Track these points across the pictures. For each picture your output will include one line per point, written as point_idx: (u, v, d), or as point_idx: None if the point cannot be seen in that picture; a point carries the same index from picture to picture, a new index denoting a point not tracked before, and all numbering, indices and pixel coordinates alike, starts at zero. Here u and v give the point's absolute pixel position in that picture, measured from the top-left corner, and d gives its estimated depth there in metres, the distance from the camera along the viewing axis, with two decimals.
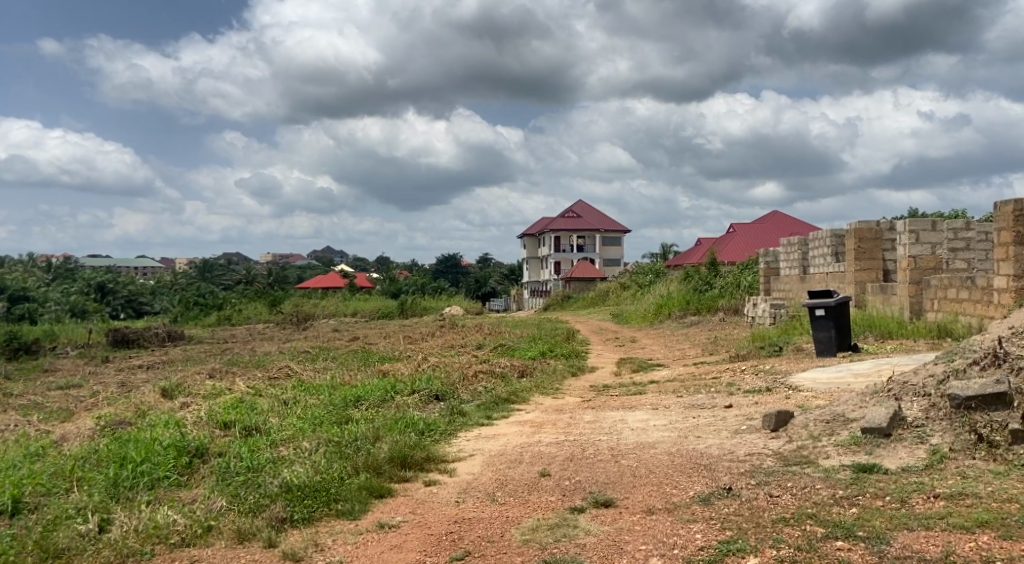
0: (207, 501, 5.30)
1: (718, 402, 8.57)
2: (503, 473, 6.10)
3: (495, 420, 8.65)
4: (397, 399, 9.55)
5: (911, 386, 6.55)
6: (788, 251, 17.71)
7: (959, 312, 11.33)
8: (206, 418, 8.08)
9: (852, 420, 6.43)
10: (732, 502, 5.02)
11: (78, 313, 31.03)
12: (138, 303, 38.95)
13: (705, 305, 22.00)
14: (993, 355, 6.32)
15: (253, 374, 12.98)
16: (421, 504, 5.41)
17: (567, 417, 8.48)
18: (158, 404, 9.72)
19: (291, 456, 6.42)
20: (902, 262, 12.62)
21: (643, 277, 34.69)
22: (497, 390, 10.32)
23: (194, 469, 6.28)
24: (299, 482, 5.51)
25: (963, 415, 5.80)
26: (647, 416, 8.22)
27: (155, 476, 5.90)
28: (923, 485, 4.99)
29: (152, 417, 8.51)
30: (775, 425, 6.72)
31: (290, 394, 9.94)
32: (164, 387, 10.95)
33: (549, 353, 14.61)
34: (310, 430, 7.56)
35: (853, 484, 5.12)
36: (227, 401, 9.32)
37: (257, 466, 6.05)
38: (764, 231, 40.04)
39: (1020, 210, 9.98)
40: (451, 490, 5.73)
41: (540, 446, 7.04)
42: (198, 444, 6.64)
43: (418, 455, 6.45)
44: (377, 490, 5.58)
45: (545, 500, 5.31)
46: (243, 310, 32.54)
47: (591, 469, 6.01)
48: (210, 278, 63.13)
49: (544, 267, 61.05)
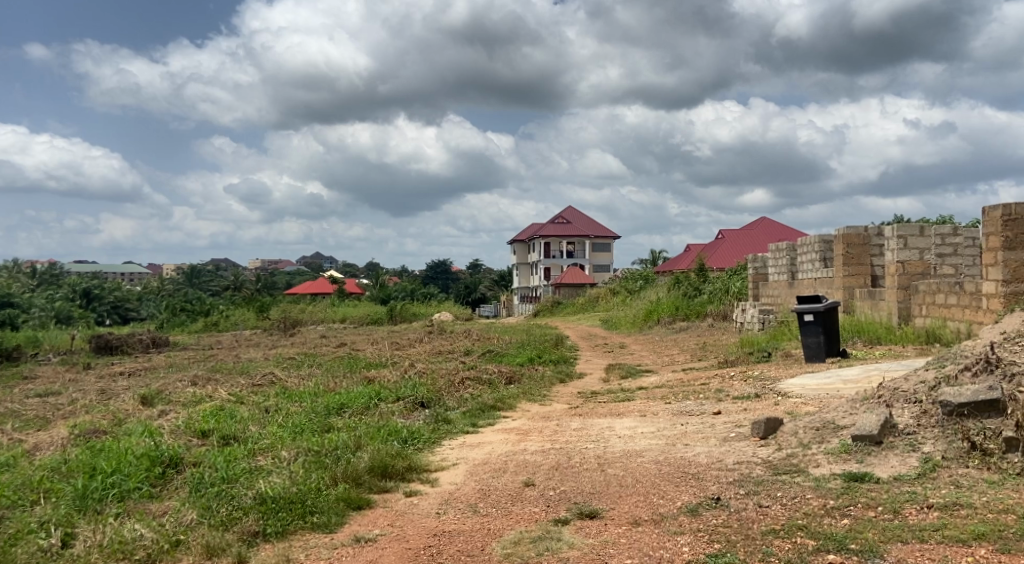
0: (177, 515, 5.12)
1: (707, 409, 8.44)
2: (486, 483, 5.94)
3: (480, 427, 8.49)
4: (381, 406, 9.39)
5: (902, 392, 6.43)
6: (776, 256, 17.60)
7: (947, 317, 11.24)
8: (183, 427, 7.89)
9: (842, 427, 6.30)
10: (721, 513, 4.87)
11: (63, 320, 30.82)
12: (124, 310, 38.69)
13: (694, 311, 21.89)
14: (985, 361, 6.19)
15: (236, 381, 12.78)
16: (400, 516, 5.25)
17: (553, 425, 8.32)
18: (136, 412, 9.53)
19: (269, 467, 6.25)
20: (891, 267, 12.51)
21: (634, 284, 34.62)
22: (483, 397, 10.16)
23: (167, 479, 6.11)
24: (274, 495, 5.34)
25: (955, 422, 5.67)
26: (634, 423, 8.09)
27: (125, 487, 5.73)
28: (916, 495, 4.86)
29: (127, 426, 8.30)
30: (764, 433, 6.59)
31: (272, 402, 9.77)
32: (144, 395, 10.73)
33: (537, 359, 14.48)
34: (289, 439, 7.39)
35: (844, 494, 4.99)
36: (206, 409, 9.12)
37: (231, 477, 5.88)
38: (752, 236, 40.05)
39: (1009, 215, 9.90)
40: (433, 500, 5.57)
41: (525, 454, 6.89)
42: (172, 453, 6.46)
43: (400, 465, 6.29)
44: (355, 501, 5.43)
45: (527, 512, 5.15)
46: (230, 316, 32.24)
47: (576, 478, 5.85)
48: (198, 284, 62.67)
49: (533, 273, 60.93)
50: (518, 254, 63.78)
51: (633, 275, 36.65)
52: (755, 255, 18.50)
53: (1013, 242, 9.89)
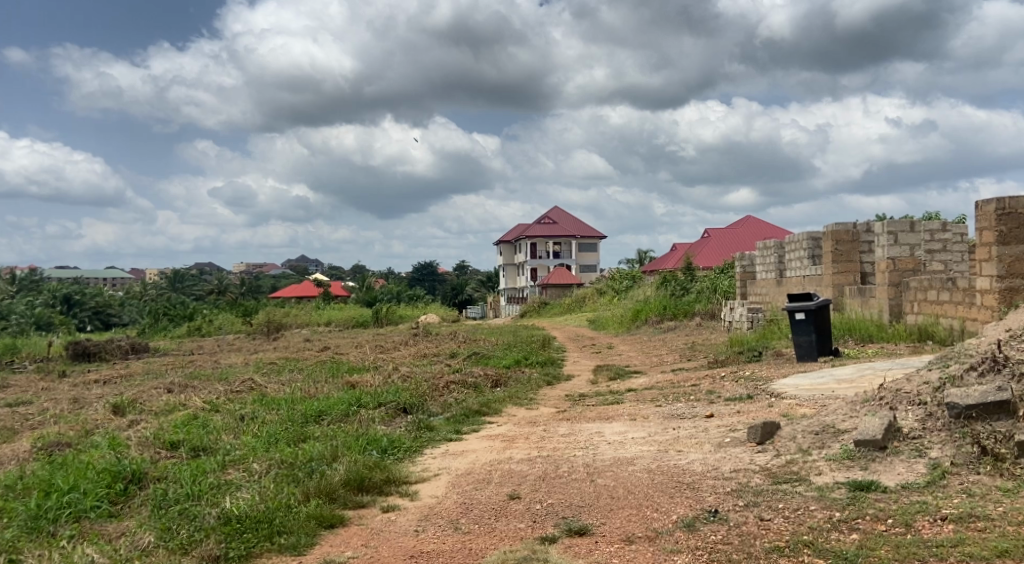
0: (132, 537, 4.74)
1: (699, 412, 8.11)
2: (469, 496, 5.58)
3: (465, 434, 8.15)
4: (361, 413, 9.02)
5: (905, 394, 6.10)
6: (764, 255, 17.31)
7: (939, 314, 10.99)
8: (151, 438, 7.49)
9: (843, 431, 5.98)
10: (720, 529, 4.54)
11: (43, 326, 30.14)
12: (106, 315, 38.00)
13: (682, 310, 21.56)
14: (992, 361, 5.89)
15: (214, 388, 12.38)
16: (375, 535, 4.89)
17: (540, 430, 7.98)
18: (105, 422, 9.10)
19: (239, 481, 5.89)
20: (881, 264, 12.22)
21: (621, 283, 34.23)
22: (468, 402, 9.81)
23: (128, 496, 5.72)
24: (239, 514, 4.99)
25: (963, 425, 5.36)
26: (625, 427, 7.75)
27: (81, 506, 5.34)
28: (927, 505, 4.54)
29: (93, 438, 7.90)
30: (761, 438, 6.25)
31: (249, 409, 9.39)
32: (116, 404, 10.29)
33: (524, 361, 14.11)
34: (263, 450, 7.00)
35: (851, 505, 4.67)
36: (179, 418, 8.74)
37: (196, 493, 5.50)
38: (737, 235, 39.86)
39: (1003, 209, 9.60)
40: (412, 517, 5.22)
41: (511, 463, 6.55)
42: (135, 468, 6.07)
43: (377, 478, 5.94)
44: (327, 519, 5.07)
45: (512, 529, 4.81)
46: (214, 320, 31.79)
47: (564, 490, 5.50)
48: (181, 287, 61.95)
49: (519, 274, 60.65)
50: (505, 253, 62.83)
51: (619, 275, 36.28)
52: (742, 254, 18.19)
53: (1007, 237, 9.60)
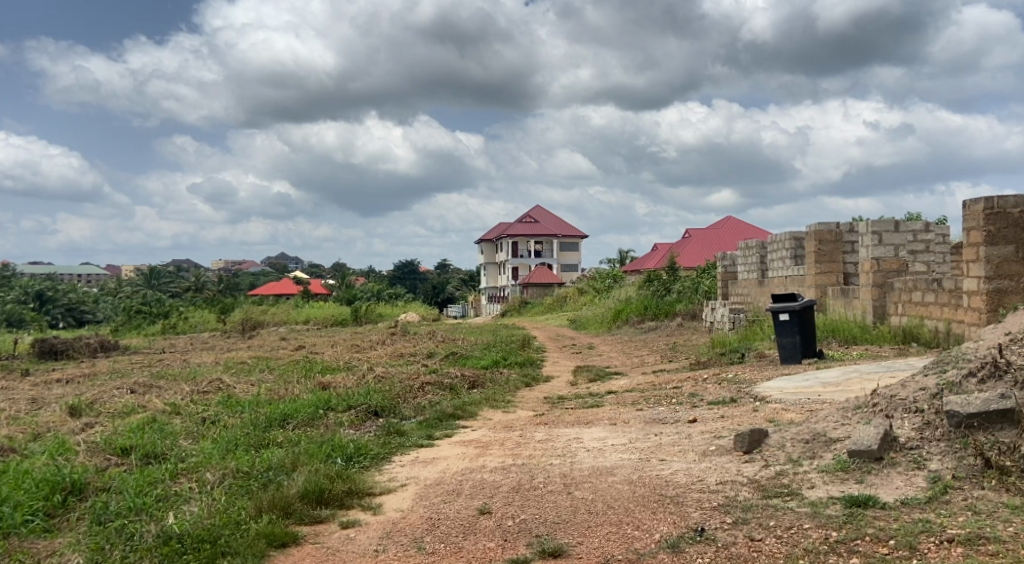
0: (60, 559, 4.33)
1: (681, 416, 7.73)
2: (437, 509, 5.18)
3: (436, 440, 7.74)
4: (329, 417, 8.59)
5: (900, 401, 5.73)
6: (746, 254, 16.98)
7: (925, 316, 10.68)
8: (102, 444, 7.01)
9: (835, 440, 5.62)
10: (708, 550, 4.18)
11: (14, 323, 29.29)
12: (78, 313, 37.17)
13: (664, 310, 21.24)
14: (992, 367, 5.54)
15: (179, 388, 11.87)
16: (330, 555, 4.50)
17: (516, 436, 7.59)
18: (58, 425, 8.57)
19: (187, 493, 5.46)
20: (865, 264, 11.90)
21: (602, 282, 33.93)
22: (443, 404, 9.41)
23: (67, 508, 5.27)
24: (181, 532, 4.57)
25: (964, 436, 5.02)
26: (605, 433, 7.36)
27: (12, 522, 4.89)
28: (930, 524, 4.20)
29: (40, 443, 7.38)
30: (748, 447, 5.87)
31: (211, 413, 8.91)
32: (72, 405, 9.75)
33: (503, 362, 13.71)
34: (218, 458, 6.55)
35: (848, 523, 4.31)
36: (136, 422, 8.24)
37: (140, 507, 5.07)
38: (719, 236, 39.71)
39: (992, 209, 9.29)
40: (372, 534, 4.81)
41: (482, 472, 6.14)
42: (75, 478, 5.59)
43: (339, 490, 5.52)
44: (278, 537, 4.66)
45: (481, 549, 4.42)
46: (189, 319, 31.10)
47: (539, 504, 5.10)
48: (157, 286, 60.21)
49: (500, 273, 60.25)
50: (486, 252, 62.44)
51: (601, 274, 36.00)
52: (724, 254, 17.88)
53: (996, 237, 9.29)
